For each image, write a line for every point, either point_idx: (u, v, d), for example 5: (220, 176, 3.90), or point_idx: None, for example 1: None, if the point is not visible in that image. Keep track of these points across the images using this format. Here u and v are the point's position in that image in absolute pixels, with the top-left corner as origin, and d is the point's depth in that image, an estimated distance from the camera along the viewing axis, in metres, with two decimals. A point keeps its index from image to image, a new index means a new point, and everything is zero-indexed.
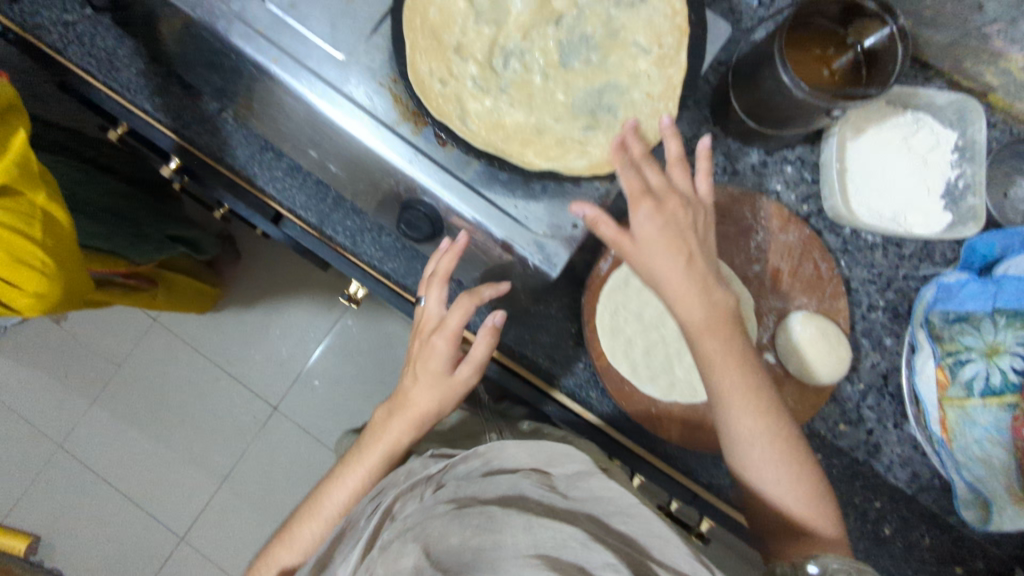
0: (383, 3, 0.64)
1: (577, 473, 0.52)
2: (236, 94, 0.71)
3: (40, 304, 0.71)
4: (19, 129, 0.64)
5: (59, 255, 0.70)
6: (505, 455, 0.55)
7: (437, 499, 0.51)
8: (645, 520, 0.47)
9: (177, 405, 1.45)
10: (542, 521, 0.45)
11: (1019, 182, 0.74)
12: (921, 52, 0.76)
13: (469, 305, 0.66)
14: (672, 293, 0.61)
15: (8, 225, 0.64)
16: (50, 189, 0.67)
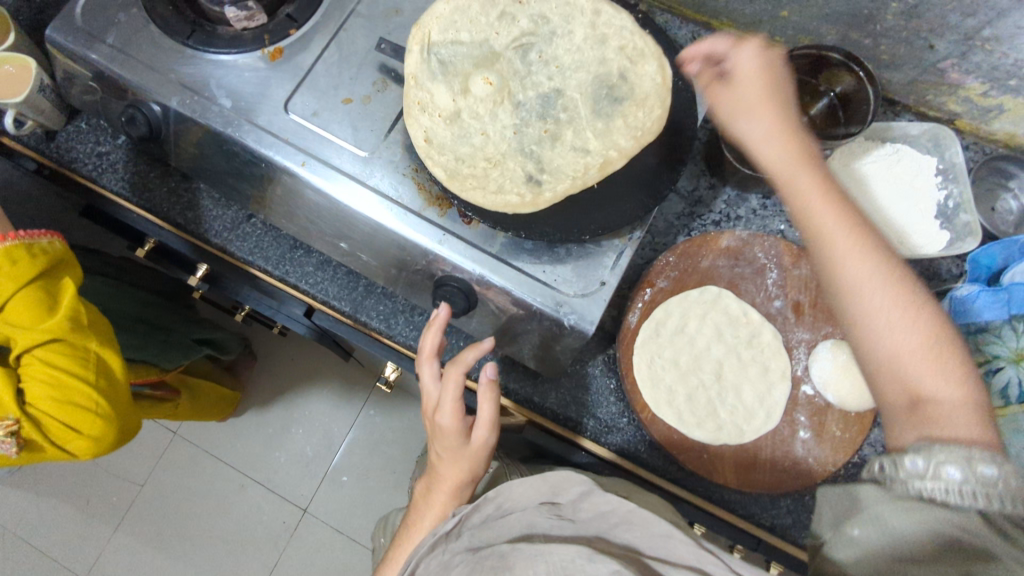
0: (396, 103, 0.70)
1: (580, 495, 0.55)
2: (263, 199, 0.75)
3: (95, 448, 0.72)
4: (64, 278, 0.68)
5: (113, 398, 0.72)
6: (515, 493, 0.56)
7: (455, 549, 0.53)
8: (650, 528, 0.50)
9: (203, 519, 1.42)
10: (546, 545, 0.48)
11: (1002, 195, 0.79)
12: (886, 91, 0.82)
13: (460, 371, 0.65)
14: (809, 215, 0.58)
15: (64, 369, 0.67)
16: (101, 335, 0.70)
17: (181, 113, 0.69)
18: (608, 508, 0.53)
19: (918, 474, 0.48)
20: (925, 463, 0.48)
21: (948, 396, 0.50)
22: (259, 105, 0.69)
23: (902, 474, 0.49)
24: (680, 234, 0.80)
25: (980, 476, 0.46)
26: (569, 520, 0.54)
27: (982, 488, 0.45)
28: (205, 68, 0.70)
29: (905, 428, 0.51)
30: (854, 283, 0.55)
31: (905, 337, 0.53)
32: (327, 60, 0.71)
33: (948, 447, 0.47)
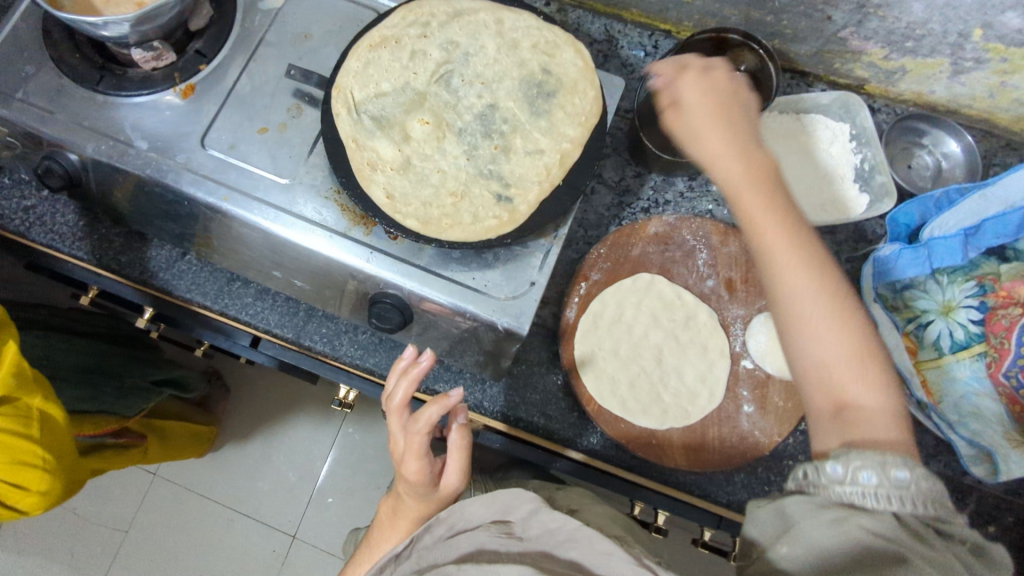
0: (313, 127, 0.71)
1: (530, 512, 0.53)
2: (194, 236, 0.75)
3: (46, 496, 0.69)
4: (5, 338, 0.62)
5: (56, 447, 0.68)
6: (467, 512, 0.55)
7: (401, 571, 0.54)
8: (592, 543, 0.47)
9: (193, 558, 1.41)
10: (493, 567, 0.47)
11: (916, 152, 0.82)
12: (797, 63, 0.84)
13: (425, 418, 0.58)
14: (766, 252, 0.58)
15: (6, 430, 0.63)
16: (44, 390, 0.65)
17: (98, 159, 0.68)
18: (555, 525, 0.51)
19: (837, 480, 0.50)
20: (845, 469, 0.50)
21: (869, 402, 0.53)
22: (176, 143, 0.69)
23: (823, 479, 0.51)
24: (612, 224, 0.81)
25: (892, 480, 0.48)
26: (518, 539, 0.51)
27: (893, 491, 0.47)
28: (119, 112, 0.70)
29: (829, 427, 0.54)
30: (789, 298, 0.56)
31: (833, 350, 0.54)
32: (240, 91, 0.72)
33: (864, 453, 0.49)
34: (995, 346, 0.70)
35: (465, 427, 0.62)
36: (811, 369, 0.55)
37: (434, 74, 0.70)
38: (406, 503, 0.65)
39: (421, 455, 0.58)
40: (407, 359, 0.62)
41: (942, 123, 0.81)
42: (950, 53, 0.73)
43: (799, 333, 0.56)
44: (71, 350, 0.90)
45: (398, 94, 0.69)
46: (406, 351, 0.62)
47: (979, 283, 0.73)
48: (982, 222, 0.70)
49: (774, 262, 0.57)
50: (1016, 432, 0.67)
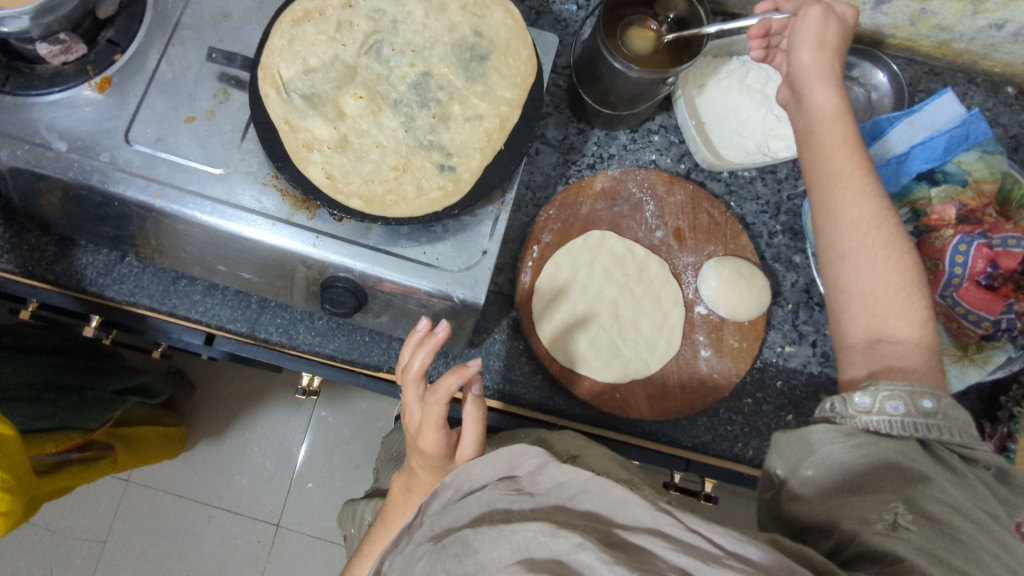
0: (242, 112, 0.68)
1: (539, 466, 0.51)
2: (131, 237, 0.72)
3: (9, 515, 0.67)
4: None
5: (12, 466, 0.66)
6: (472, 474, 0.53)
7: (417, 540, 0.52)
8: (607, 494, 0.47)
9: (176, 559, 1.40)
10: (510, 524, 0.45)
11: (847, 86, 0.84)
12: (726, 5, 0.84)
13: (443, 393, 0.58)
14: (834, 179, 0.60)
15: None
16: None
17: (15, 165, 0.64)
18: (566, 478, 0.49)
19: (866, 411, 0.52)
20: (872, 399, 0.52)
21: (906, 335, 0.56)
22: (99, 141, 0.65)
23: (850, 412, 0.53)
24: (559, 184, 0.81)
25: (920, 409, 0.51)
26: (529, 494, 0.50)
27: (918, 420, 0.51)
28: (32, 113, 0.66)
29: (861, 357, 0.57)
30: (855, 226, 0.58)
31: (882, 278, 0.57)
32: (160, 80, 0.68)
33: (895, 385, 0.52)
34: (930, 269, 0.72)
35: (481, 400, 0.62)
36: (857, 296, 0.58)
37: (364, 45, 0.68)
38: (423, 478, 0.65)
39: (440, 426, 0.57)
40: (421, 333, 0.63)
41: (869, 55, 0.83)
42: None
43: (854, 260, 0.58)
44: (17, 365, 0.86)
45: (328, 69, 0.66)
46: (420, 325, 0.63)
47: (912, 209, 0.75)
48: (910, 149, 0.74)
49: (842, 193, 0.60)
50: (953, 348, 0.72)
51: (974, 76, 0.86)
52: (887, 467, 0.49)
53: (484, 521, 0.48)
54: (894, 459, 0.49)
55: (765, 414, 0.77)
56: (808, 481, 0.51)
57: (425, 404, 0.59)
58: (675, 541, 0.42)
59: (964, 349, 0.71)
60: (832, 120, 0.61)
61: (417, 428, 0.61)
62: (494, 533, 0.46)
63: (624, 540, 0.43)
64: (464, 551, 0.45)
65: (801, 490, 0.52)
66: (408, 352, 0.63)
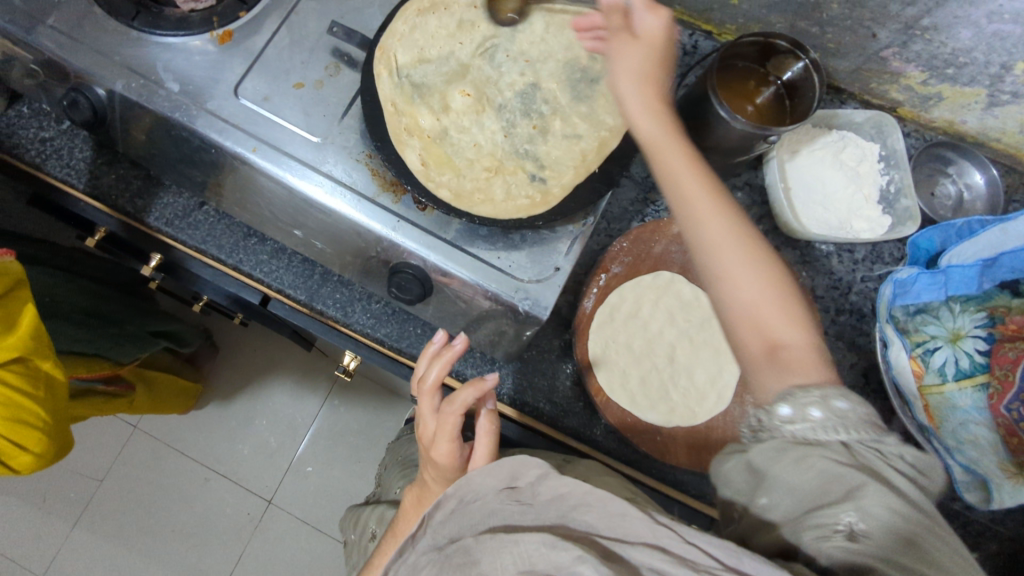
0: (350, 88, 0.70)
1: (540, 476, 0.50)
2: (215, 186, 0.73)
3: (41, 461, 0.66)
4: (23, 297, 0.62)
5: (59, 414, 0.67)
6: (473, 483, 0.51)
7: (421, 550, 0.50)
8: (607, 505, 0.44)
9: (165, 514, 1.40)
10: (512, 534, 0.44)
11: (941, 181, 0.83)
12: (834, 79, 0.84)
13: (456, 403, 0.59)
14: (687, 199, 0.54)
15: (17, 389, 0.62)
16: (50, 352, 0.64)
17: (127, 96, 0.67)
18: (566, 489, 0.47)
19: (787, 420, 0.47)
20: (794, 408, 0.47)
21: (795, 341, 0.51)
22: (209, 89, 0.67)
23: (773, 422, 0.48)
24: (634, 219, 0.81)
25: (835, 411, 0.47)
26: (529, 504, 0.48)
27: (836, 425, 0.46)
28: (154, 51, 0.68)
29: (770, 378, 0.51)
30: (717, 233, 0.53)
31: (758, 289, 0.52)
32: (278, 44, 0.70)
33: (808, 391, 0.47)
34: (998, 377, 0.70)
35: (494, 413, 0.62)
36: (740, 312, 0.52)
37: (481, 47, 0.69)
38: (434, 491, 0.65)
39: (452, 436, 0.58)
40: (439, 345, 0.64)
41: (969, 154, 0.82)
42: (988, 84, 0.73)
43: (729, 277, 0.52)
44: (73, 290, 0.88)
45: (443, 65, 0.68)
46: (437, 337, 0.64)
47: (990, 314, 0.73)
48: (999, 256, 0.71)
49: (696, 208, 0.54)
50: (1011, 463, 0.67)
51: None
52: (831, 479, 0.44)
53: (488, 532, 0.47)
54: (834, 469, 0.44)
55: None
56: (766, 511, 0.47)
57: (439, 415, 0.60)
58: (672, 554, 0.40)
59: (1022, 467, 0.67)
60: (667, 146, 0.55)
61: (431, 439, 0.62)
62: (496, 544, 0.44)
63: (620, 554, 0.41)
64: (467, 561, 0.45)
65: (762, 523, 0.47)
66: (423, 365, 0.64)
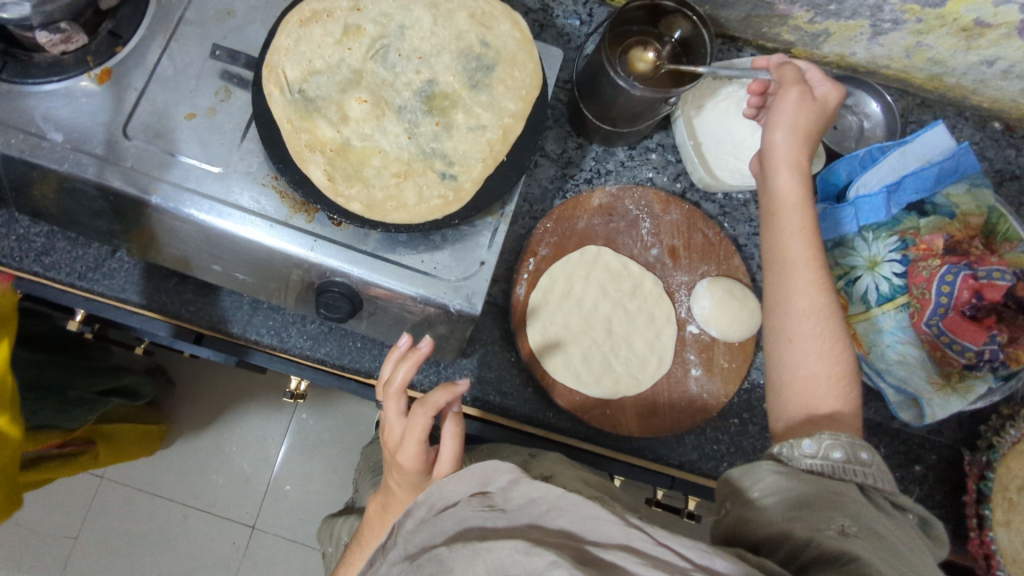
0: (244, 111, 0.67)
1: (510, 482, 0.51)
2: (124, 232, 0.71)
3: None
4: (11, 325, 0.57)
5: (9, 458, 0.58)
6: (445, 492, 0.52)
7: (392, 561, 0.51)
8: (580, 510, 0.46)
9: (150, 559, 1.38)
10: (484, 541, 0.44)
11: (841, 113, 0.85)
12: (727, 28, 0.86)
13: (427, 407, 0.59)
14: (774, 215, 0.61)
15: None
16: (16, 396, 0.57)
17: (8, 154, 0.63)
18: (538, 494, 0.49)
19: (809, 454, 0.53)
20: (817, 446, 0.53)
21: (822, 376, 0.58)
22: (95, 134, 0.64)
23: (796, 455, 0.54)
24: (556, 197, 0.82)
25: (856, 457, 0.53)
26: (502, 510, 0.48)
27: (855, 466, 0.52)
28: (27, 102, 0.64)
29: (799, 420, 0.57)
30: (803, 339, 0.58)
31: (827, 364, 0.57)
32: (161, 75, 0.67)
33: (838, 434, 0.53)
34: (916, 296, 0.74)
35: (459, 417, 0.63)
36: (801, 378, 0.58)
37: (371, 49, 0.67)
38: (401, 497, 0.65)
39: (423, 434, 0.58)
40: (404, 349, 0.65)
41: (864, 84, 0.85)
42: (869, 15, 0.75)
43: (801, 345, 0.58)
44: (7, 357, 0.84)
45: (335, 73, 0.66)
46: (401, 341, 0.65)
47: (901, 237, 0.76)
48: (902, 178, 0.75)
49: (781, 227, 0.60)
50: (937, 376, 0.74)
51: (962, 111, 0.89)
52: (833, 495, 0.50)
53: (459, 539, 0.47)
54: (836, 489, 0.50)
55: (750, 436, 0.79)
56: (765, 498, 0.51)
57: (409, 417, 0.60)
58: (645, 556, 0.42)
59: (947, 378, 0.74)
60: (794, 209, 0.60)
61: (397, 443, 0.61)
62: (469, 552, 0.44)
63: (597, 556, 0.43)
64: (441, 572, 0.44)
65: (758, 507, 0.52)
66: (390, 369, 0.65)
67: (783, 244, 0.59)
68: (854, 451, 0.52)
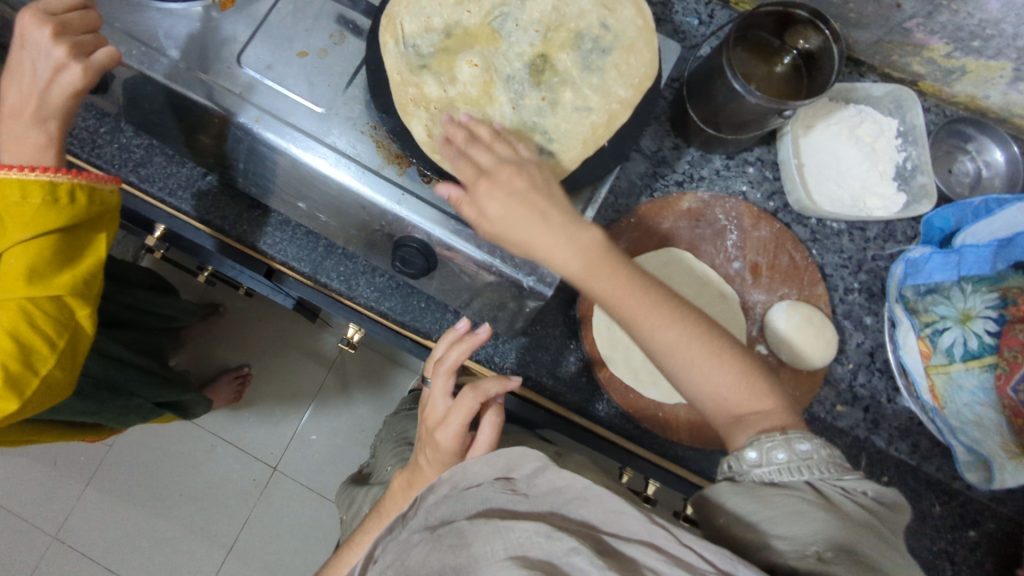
0: (356, 57, 0.68)
1: (536, 469, 0.49)
2: (222, 157, 0.72)
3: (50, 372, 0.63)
4: (84, 299, 0.64)
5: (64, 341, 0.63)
6: (469, 473, 0.52)
7: (412, 528, 0.50)
8: (604, 501, 0.44)
9: (174, 479, 1.42)
10: (506, 521, 0.44)
11: (959, 158, 0.81)
12: (853, 50, 0.82)
13: (477, 393, 0.61)
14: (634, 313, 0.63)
15: (37, 326, 0.61)
16: (93, 304, 0.65)
17: (127, 65, 0.65)
18: (563, 482, 0.47)
19: (757, 464, 0.50)
20: (761, 453, 0.50)
21: (736, 394, 0.62)
22: (211, 57, 0.65)
23: (744, 468, 0.51)
24: (643, 194, 0.80)
25: (798, 453, 0.49)
26: (524, 495, 0.48)
27: (800, 465, 0.49)
28: (151, 16, 0.66)
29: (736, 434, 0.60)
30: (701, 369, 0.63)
31: (737, 390, 0.62)
32: (281, 10, 0.67)
33: (773, 435, 0.50)
34: (1006, 359, 0.69)
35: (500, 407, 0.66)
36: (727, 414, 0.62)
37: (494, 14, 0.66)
38: (428, 476, 0.65)
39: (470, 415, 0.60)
40: (459, 332, 0.68)
41: (990, 130, 0.80)
42: (1015, 58, 0.71)
43: (714, 377, 0.62)
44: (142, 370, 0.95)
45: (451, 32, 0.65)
46: (460, 324, 0.68)
47: (1002, 295, 0.71)
48: (1015, 235, 0.69)
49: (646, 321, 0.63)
50: (1015, 444, 0.68)
51: None
52: (798, 515, 0.44)
53: (482, 516, 0.47)
54: (800, 505, 0.45)
55: None
56: (745, 515, 0.47)
57: (458, 396, 0.63)
58: (668, 552, 0.40)
59: None
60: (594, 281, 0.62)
61: (438, 421, 0.64)
62: (490, 529, 0.44)
63: (618, 550, 0.41)
64: (459, 544, 0.45)
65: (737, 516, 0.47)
66: (445, 349, 0.68)
67: (652, 332, 0.62)
68: (794, 446, 0.49)
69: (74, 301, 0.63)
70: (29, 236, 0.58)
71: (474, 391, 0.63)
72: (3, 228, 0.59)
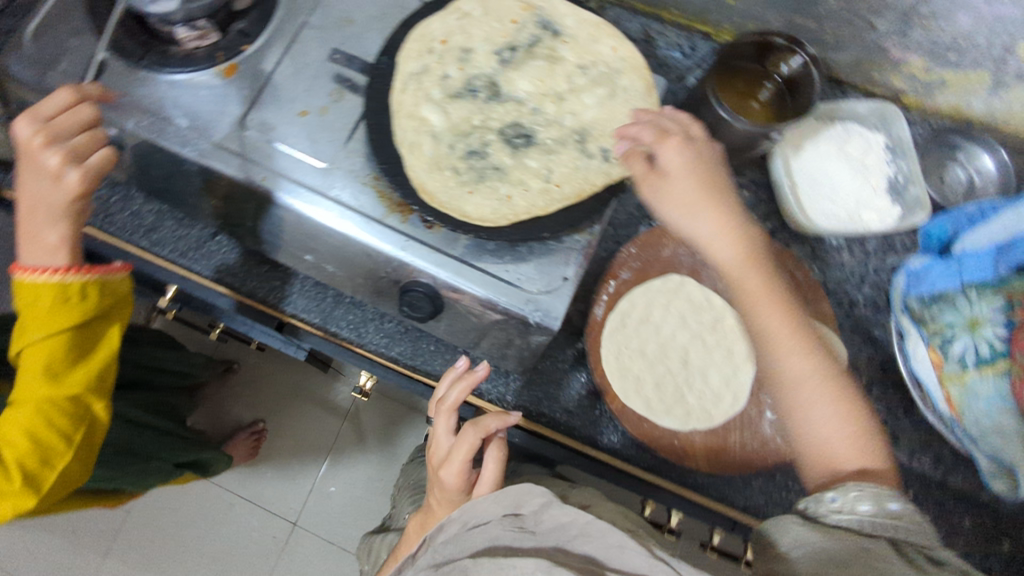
0: (354, 112, 0.70)
1: (543, 506, 0.53)
2: (230, 216, 0.74)
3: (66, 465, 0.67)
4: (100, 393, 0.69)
5: (82, 436, 0.68)
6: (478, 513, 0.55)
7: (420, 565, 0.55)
8: (605, 537, 0.48)
9: (194, 541, 1.40)
10: (506, 559, 0.47)
11: (950, 167, 0.81)
12: (833, 71, 0.85)
13: (477, 431, 0.63)
14: (797, 389, 0.66)
15: (55, 423, 0.65)
16: (109, 397, 0.70)
17: (137, 134, 0.67)
18: (567, 520, 0.51)
19: (836, 508, 0.57)
20: (842, 499, 0.58)
21: (848, 458, 0.63)
22: (216, 121, 0.68)
23: (823, 509, 0.58)
24: (641, 224, 0.82)
25: (886, 508, 0.56)
26: (531, 532, 0.51)
27: (886, 521, 0.55)
28: (156, 87, 0.68)
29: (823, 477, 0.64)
30: (806, 393, 0.66)
31: (845, 432, 0.64)
32: (281, 73, 0.71)
33: (863, 487, 0.57)
34: (1021, 363, 0.67)
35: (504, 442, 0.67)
36: (815, 444, 0.65)
37: (488, 69, 0.71)
38: (440, 512, 0.68)
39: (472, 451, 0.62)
40: (461, 369, 0.70)
41: (977, 138, 0.81)
42: None
43: (808, 410, 0.66)
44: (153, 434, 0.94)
45: (450, 90, 0.70)
46: (461, 361, 0.70)
47: (1008, 299, 0.70)
48: (1015, 238, 0.69)
49: (782, 349, 0.67)
50: None
51: None
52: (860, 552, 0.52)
53: (487, 554, 0.49)
54: (861, 543, 0.53)
55: None
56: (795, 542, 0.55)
57: (460, 435, 0.65)
58: None
59: None
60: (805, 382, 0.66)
61: (442, 459, 0.66)
62: (494, 566, 0.47)
63: None
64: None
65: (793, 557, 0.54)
66: (446, 386, 0.70)
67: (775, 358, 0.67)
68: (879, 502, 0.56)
69: (90, 396, 0.68)
70: (44, 337, 0.63)
71: (476, 427, 0.65)
72: (23, 329, 0.64)
